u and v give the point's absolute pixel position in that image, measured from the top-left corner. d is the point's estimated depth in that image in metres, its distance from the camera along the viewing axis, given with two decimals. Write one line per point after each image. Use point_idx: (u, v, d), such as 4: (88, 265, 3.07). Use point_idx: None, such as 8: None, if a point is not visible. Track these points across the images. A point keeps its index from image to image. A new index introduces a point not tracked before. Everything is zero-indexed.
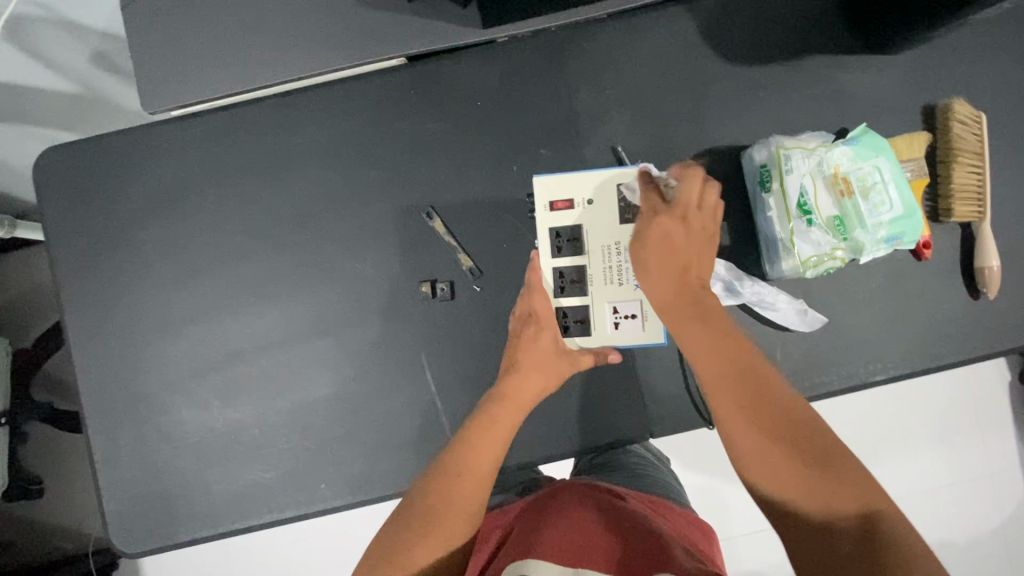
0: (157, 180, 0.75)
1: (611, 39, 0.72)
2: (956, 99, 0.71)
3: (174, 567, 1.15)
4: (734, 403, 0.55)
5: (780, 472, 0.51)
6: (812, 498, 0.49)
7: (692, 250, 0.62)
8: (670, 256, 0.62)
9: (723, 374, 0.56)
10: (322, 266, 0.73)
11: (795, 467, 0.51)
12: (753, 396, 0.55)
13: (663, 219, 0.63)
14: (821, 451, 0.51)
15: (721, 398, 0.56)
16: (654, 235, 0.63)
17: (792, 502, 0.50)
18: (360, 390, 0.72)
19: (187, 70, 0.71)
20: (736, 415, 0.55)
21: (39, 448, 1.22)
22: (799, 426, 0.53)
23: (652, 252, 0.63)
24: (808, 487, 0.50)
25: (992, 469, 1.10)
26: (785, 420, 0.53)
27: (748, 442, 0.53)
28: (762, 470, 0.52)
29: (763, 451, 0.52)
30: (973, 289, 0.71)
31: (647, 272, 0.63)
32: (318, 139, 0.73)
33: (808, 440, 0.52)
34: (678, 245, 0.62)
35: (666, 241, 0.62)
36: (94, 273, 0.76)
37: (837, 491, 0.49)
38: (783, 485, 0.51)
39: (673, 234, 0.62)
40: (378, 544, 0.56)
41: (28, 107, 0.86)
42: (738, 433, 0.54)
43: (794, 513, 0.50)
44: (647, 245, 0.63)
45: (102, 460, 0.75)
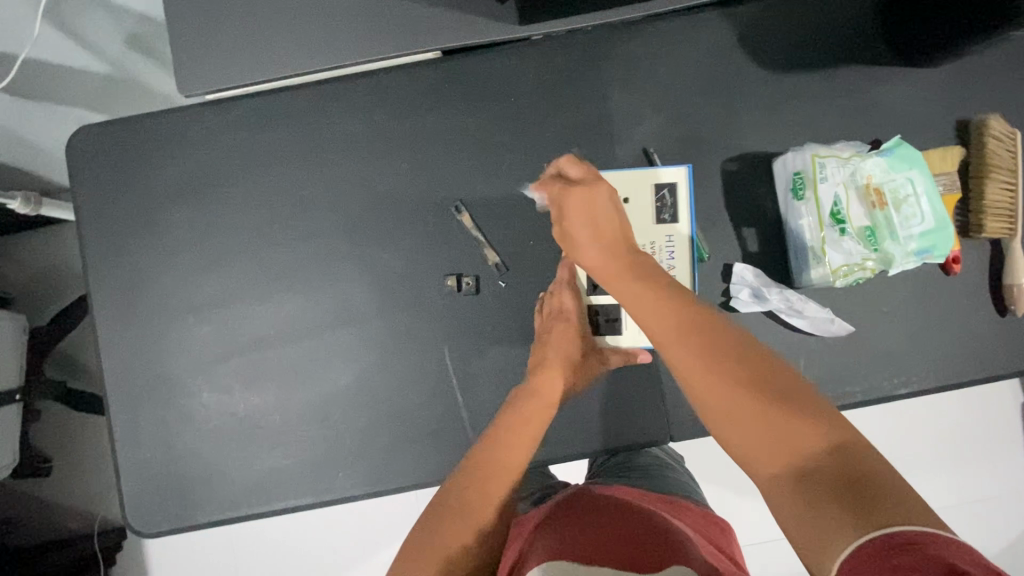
0: (187, 165, 0.75)
1: (646, 40, 0.72)
2: (992, 115, 0.70)
3: (180, 550, 1.16)
4: (696, 359, 0.55)
5: (747, 424, 0.51)
6: (774, 444, 0.49)
7: (604, 212, 0.66)
8: (594, 227, 0.65)
9: (680, 331, 0.57)
10: (349, 257, 0.74)
11: (759, 416, 0.51)
12: (712, 350, 0.55)
13: (576, 193, 0.65)
14: (785, 396, 0.51)
15: (683, 357, 0.56)
16: (574, 210, 0.66)
17: (761, 452, 0.50)
18: (382, 381, 0.72)
19: (223, 55, 0.71)
20: (696, 371, 0.55)
21: (49, 426, 1.22)
22: (761, 375, 0.53)
23: (575, 227, 0.65)
24: (773, 433, 0.50)
25: (1002, 490, 1.10)
26: (747, 371, 0.53)
27: (713, 397, 0.54)
28: (728, 425, 0.53)
29: (727, 405, 0.53)
30: (1001, 306, 0.71)
31: (579, 248, 0.66)
32: (349, 129, 0.74)
33: (769, 388, 0.52)
34: (593, 213, 0.65)
35: (581, 214, 0.65)
36: (123, 253, 0.76)
37: (800, 435, 0.48)
38: (753, 437, 0.51)
39: (590, 203, 0.65)
40: (415, 537, 0.55)
41: (61, 88, 0.87)
42: (703, 392, 0.55)
43: (763, 462, 0.50)
44: (570, 222, 0.66)
45: (121, 439, 0.75)
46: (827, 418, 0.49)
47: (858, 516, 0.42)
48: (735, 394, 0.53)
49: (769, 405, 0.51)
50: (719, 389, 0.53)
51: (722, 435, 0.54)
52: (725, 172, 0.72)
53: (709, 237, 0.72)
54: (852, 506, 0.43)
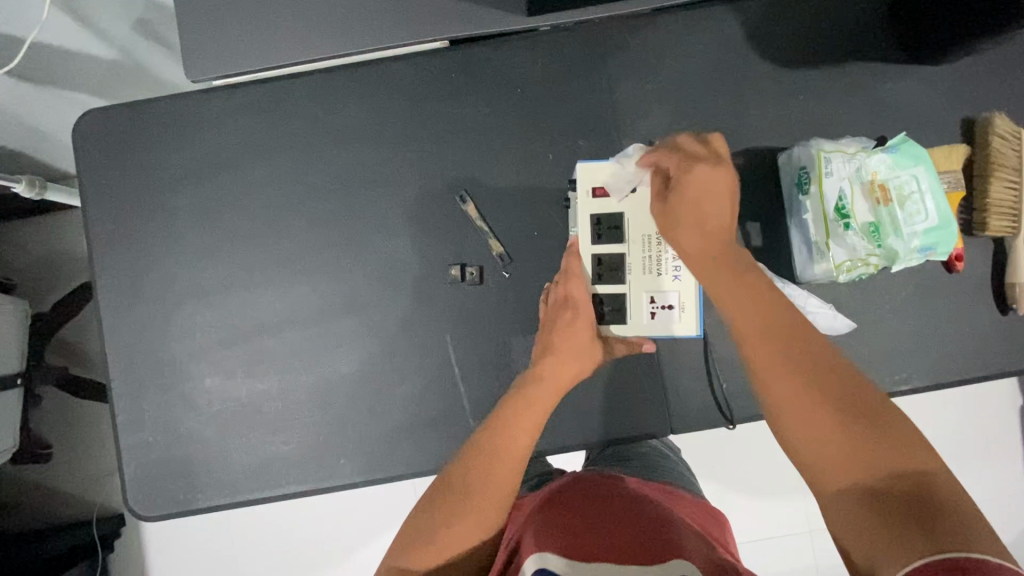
0: (193, 150, 0.75)
1: (655, 34, 0.72)
2: (997, 114, 0.70)
3: (179, 536, 1.16)
4: (778, 354, 0.51)
5: (821, 429, 0.47)
6: (851, 457, 0.45)
7: (717, 190, 0.61)
8: (703, 211, 0.61)
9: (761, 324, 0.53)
10: (354, 245, 0.74)
11: (836, 424, 0.46)
12: (796, 348, 0.51)
13: (701, 171, 0.61)
14: (866, 409, 0.47)
15: (763, 350, 0.52)
16: (690, 190, 0.61)
17: (830, 461, 0.46)
18: (385, 369, 0.73)
19: (230, 40, 0.71)
20: (776, 365, 0.50)
21: (50, 412, 1.22)
22: (843, 382, 0.48)
23: (682, 203, 0.61)
24: (847, 444, 0.45)
25: (999, 492, 1.10)
26: (830, 374, 0.49)
27: (788, 395, 0.49)
28: (799, 425, 0.48)
29: (803, 407, 0.48)
30: (1002, 304, 0.71)
31: (685, 229, 0.61)
32: (356, 117, 0.74)
33: (854, 399, 0.47)
34: (703, 189, 0.61)
35: (688, 189, 0.61)
36: (128, 237, 0.76)
37: (882, 450, 0.45)
38: (825, 445, 0.46)
39: (711, 185, 0.61)
40: (415, 519, 0.56)
41: (67, 73, 0.87)
42: (777, 389, 0.49)
43: (829, 471, 0.46)
44: (681, 200, 0.61)
45: (123, 423, 0.75)
46: (911, 440, 0.45)
47: (932, 543, 0.39)
48: (813, 397, 0.48)
49: (848, 413, 0.47)
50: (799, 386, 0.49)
51: (784, 436, 0.49)
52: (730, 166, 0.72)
53: None
54: (926, 532, 0.40)
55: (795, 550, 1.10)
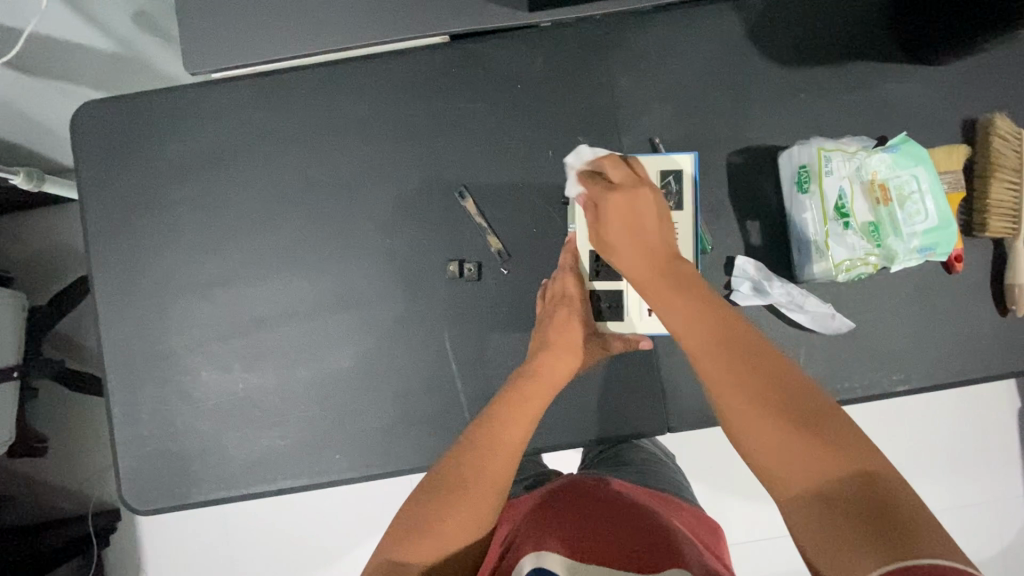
0: (193, 143, 0.75)
1: (656, 30, 0.72)
2: (998, 115, 0.70)
3: (175, 531, 1.16)
4: (724, 365, 0.51)
5: (771, 441, 0.46)
6: (800, 464, 0.45)
7: (644, 213, 0.61)
8: (632, 235, 0.61)
9: (707, 337, 0.53)
10: (352, 241, 0.74)
11: (784, 434, 0.46)
12: (739, 357, 0.51)
13: (615, 199, 0.61)
14: (811, 414, 0.47)
15: (710, 364, 0.52)
16: (613, 218, 0.61)
17: (785, 472, 0.45)
18: (381, 365, 0.72)
19: (230, 32, 0.70)
20: (722, 377, 0.51)
21: (46, 405, 1.22)
22: (790, 391, 0.48)
23: (615, 232, 0.62)
24: (797, 454, 0.45)
25: (995, 495, 1.10)
26: (775, 383, 0.49)
27: (738, 408, 0.49)
28: (751, 435, 0.48)
29: (752, 420, 0.48)
30: (1001, 306, 0.71)
31: (621, 256, 0.61)
32: (355, 111, 0.73)
33: (800, 404, 0.47)
34: (631, 216, 0.61)
35: (619, 217, 0.61)
36: (125, 230, 0.76)
37: (831, 456, 0.44)
38: (776, 454, 0.46)
39: (631, 210, 0.61)
40: (410, 510, 0.56)
41: (66, 65, 0.86)
42: (727, 402, 0.50)
43: (784, 479, 0.46)
44: (610, 228, 0.62)
45: (119, 416, 0.75)
46: (860, 443, 0.44)
47: (885, 552, 0.38)
48: (761, 409, 0.48)
49: (795, 421, 0.46)
50: (744, 397, 0.49)
51: (741, 447, 0.49)
52: (730, 165, 0.72)
53: (712, 229, 0.72)
54: (878, 540, 0.39)
55: (791, 551, 1.10)
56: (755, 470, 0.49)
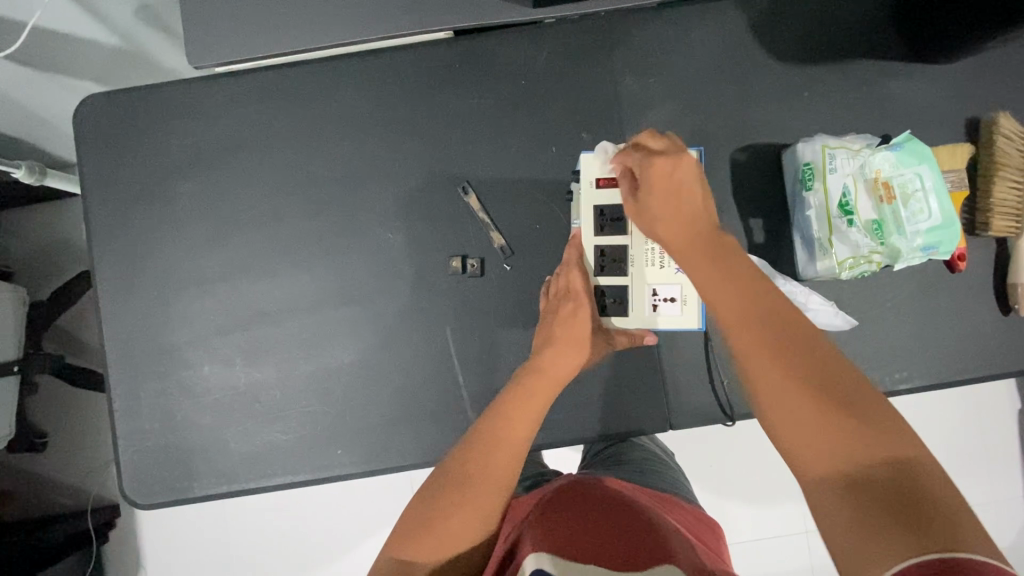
0: (196, 137, 0.75)
1: (660, 27, 0.72)
2: (1001, 114, 0.70)
3: (174, 527, 1.16)
4: (760, 342, 0.50)
5: (803, 420, 0.46)
6: (832, 447, 0.44)
7: (688, 183, 0.61)
8: (675, 200, 0.61)
9: (741, 314, 0.52)
10: (354, 236, 0.73)
11: (818, 413, 0.46)
12: (775, 336, 0.50)
13: (661, 164, 0.61)
14: (846, 398, 0.46)
15: (745, 341, 0.51)
16: (657, 181, 0.61)
17: (814, 451, 0.45)
18: (383, 360, 0.72)
19: (234, 26, 0.70)
20: (756, 354, 0.50)
21: (46, 400, 1.22)
22: (825, 370, 0.47)
23: (655, 200, 0.61)
24: (829, 434, 0.45)
25: (994, 495, 1.10)
26: (811, 361, 0.48)
27: (770, 384, 0.48)
28: (781, 414, 0.47)
29: (784, 397, 0.47)
30: (1004, 305, 0.71)
31: (660, 222, 0.61)
32: (359, 106, 0.73)
33: (835, 387, 0.47)
34: (674, 185, 0.61)
35: (661, 185, 0.61)
36: (127, 223, 0.76)
37: (864, 441, 0.44)
38: (807, 435, 0.46)
39: (676, 175, 0.61)
40: (414, 508, 0.56)
41: (68, 58, 0.86)
42: (759, 376, 0.49)
43: (811, 460, 0.45)
44: (652, 192, 0.61)
45: (120, 410, 0.75)
46: (895, 430, 0.44)
47: (917, 541, 0.38)
48: (794, 386, 0.47)
49: (829, 402, 0.46)
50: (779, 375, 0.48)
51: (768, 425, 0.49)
52: (733, 162, 0.72)
53: (716, 226, 0.72)
54: (910, 528, 0.39)
55: (790, 551, 1.10)
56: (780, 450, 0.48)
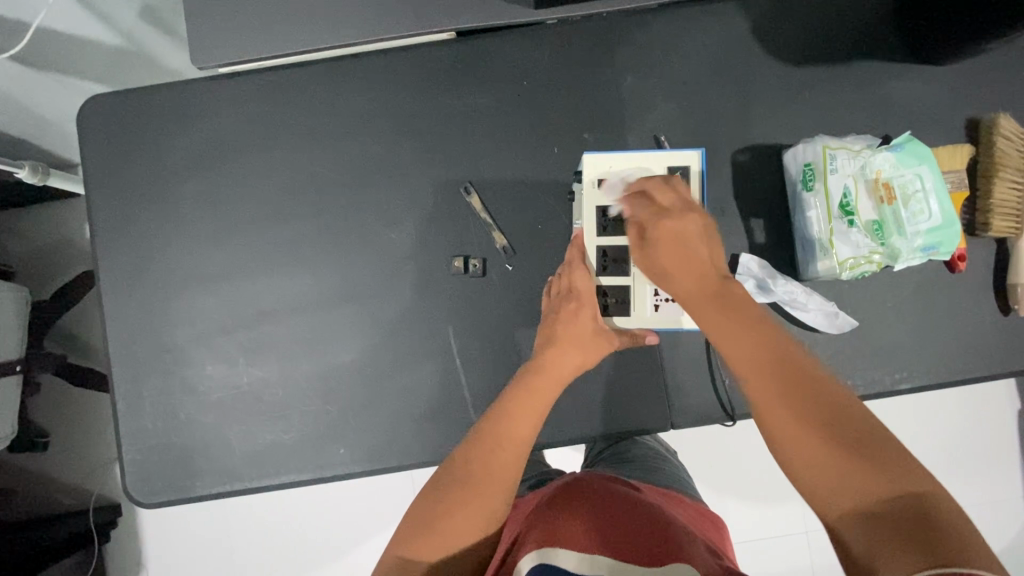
0: (199, 137, 0.75)
1: (662, 28, 0.72)
2: (1002, 115, 0.70)
3: (176, 527, 1.16)
4: (768, 383, 0.52)
5: (818, 458, 0.47)
6: (848, 482, 0.46)
7: (693, 236, 0.62)
8: (685, 254, 0.61)
9: (749, 353, 0.54)
10: (357, 236, 0.74)
11: (831, 452, 0.47)
12: (781, 374, 0.52)
13: (668, 222, 0.62)
14: (858, 433, 0.47)
15: (755, 382, 0.53)
16: (666, 238, 0.62)
17: (827, 485, 0.47)
18: (385, 359, 0.73)
19: (237, 26, 0.70)
20: (768, 396, 0.51)
21: (48, 400, 1.22)
22: (834, 410, 0.49)
23: (663, 253, 0.62)
24: (842, 470, 0.46)
25: (994, 495, 1.10)
26: (820, 402, 0.50)
27: (780, 421, 0.50)
28: (796, 454, 0.49)
29: (798, 437, 0.49)
30: (1003, 305, 0.72)
31: (667, 273, 0.61)
32: (362, 107, 0.74)
33: (846, 422, 0.48)
34: (679, 239, 0.61)
35: (668, 240, 0.62)
36: (130, 224, 0.76)
37: (879, 475, 0.45)
38: (823, 472, 0.47)
39: (683, 233, 0.62)
40: (418, 510, 0.56)
41: (72, 59, 0.87)
42: (771, 416, 0.50)
43: (830, 497, 0.46)
44: (659, 247, 0.62)
45: (123, 409, 0.75)
46: (907, 462, 0.45)
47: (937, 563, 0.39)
48: (807, 427, 0.49)
49: (840, 440, 0.47)
50: (790, 415, 0.50)
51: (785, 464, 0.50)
52: (734, 163, 0.72)
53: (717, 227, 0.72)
54: (926, 554, 0.40)
55: (791, 550, 1.10)
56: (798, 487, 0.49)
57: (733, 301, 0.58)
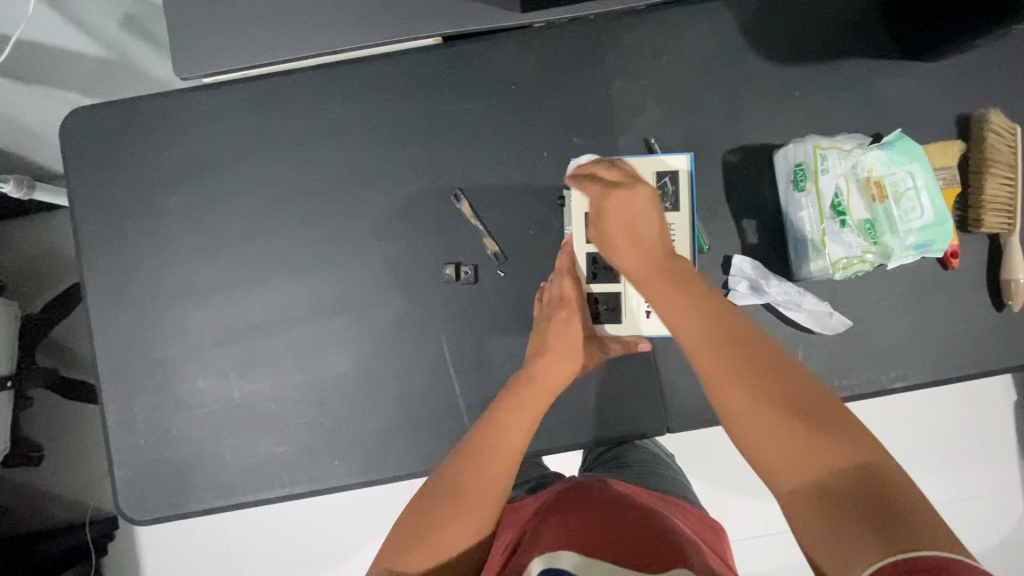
0: (185, 148, 0.74)
1: (650, 30, 0.71)
2: (992, 109, 0.70)
3: (173, 539, 1.15)
4: (721, 363, 0.53)
5: (770, 434, 0.48)
6: (800, 458, 0.47)
7: (643, 211, 0.62)
8: (632, 234, 0.62)
9: (704, 333, 0.55)
10: (346, 245, 0.73)
11: (783, 427, 0.48)
12: (735, 353, 0.53)
13: (615, 197, 0.62)
14: (808, 409, 0.48)
15: (710, 362, 0.53)
16: (612, 217, 0.62)
17: (782, 462, 0.47)
18: (378, 369, 0.72)
19: (219, 35, 0.69)
20: (721, 375, 0.52)
21: (42, 414, 1.21)
22: (785, 386, 0.50)
23: (614, 232, 0.63)
24: (794, 446, 0.47)
25: (994, 488, 1.10)
26: (771, 377, 0.51)
27: (733, 400, 0.51)
28: (749, 432, 0.50)
29: (750, 416, 0.50)
30: (997, 301, 0.71)
31: (619, 251, 0.63)
32: (349, 114, 0.73)
33: (798, 399, 0.49)
34: (630, 213, 0.62)
35: (617, 215, 0.62)
36: (117, 238, 0.75)
37: (829, 450, 0.46)
38: (776, 449, 0.48)
39: (629, 210, 0.62)
40: (409, 520, 0.56)
41: (54, 71, 0.85)
42: (725, 395, 0.52)
43: (784, 475, 0.47)
44: (609, 227, 0.63)
45: (114, 425, 0.74)
46: (858, 437, 0.46)
47: (887, 542, 0.40)
48: (761, 407, 0.49)
49: (794, 416, 0.48)
50: (741, 393, 0.51)
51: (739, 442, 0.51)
52: (725, 164, 0.71)
53: (709, 228, 0.71)
54: (878, 530, 0.41)
55: (792, 547, 1.10)
56: (753, 465, 0.50)
57: (689, 280, 0.59)
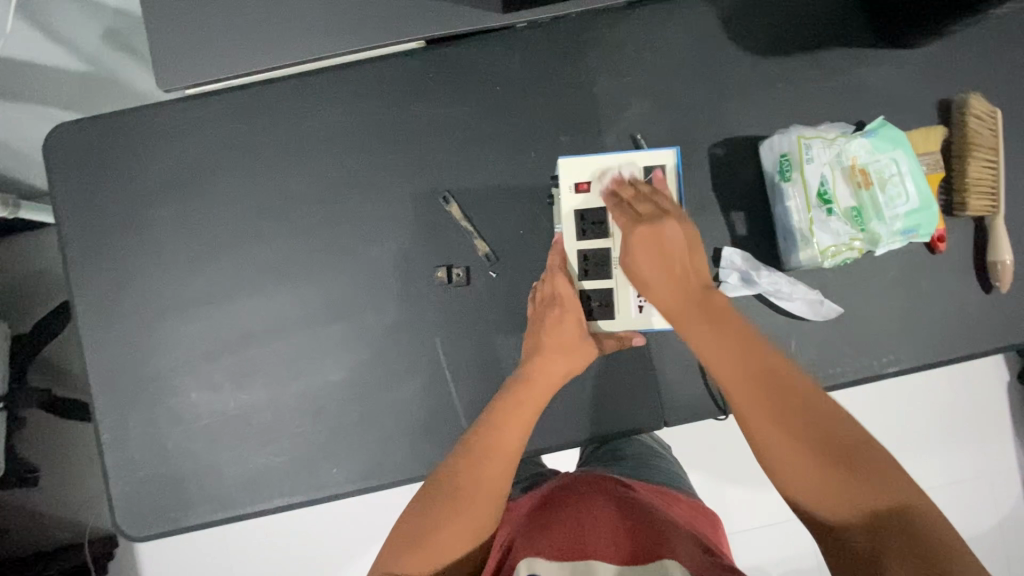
0: (171, 160, 0.74)
1: (632, 26, 0.72)
2: (972, 94, 0.71)
3: (174, 554, 1.14)
4: (756, 401, 0.52)
5: (806, 476, 0.49)
6: (836, 498, 0.47)
7: (674, 244, 0.61)
8: (665, 264, 0.61)
9: (734, 370, 0.54)
10: (337, 252, 0.73)
11: (820, 469, 0.48)
12: (768, 390, 0.53)
13: (645, 230, 0.61)
14: (842, 448, 0.49)
15: (744, 400, 0.53)
16: (642, 251, 0.61)
17: (818, 500, 0.48)
18: (374, 375, 0.72)
19: (200, 44, 0.69)
20: (756, 414, 0.52)
21: (36, 434, 1.20)
22: (817, 426, 0.50)
23: (643, 263, 0.61)
24: (831, 487, 0.48)
25: (990, 467, 1.11)
26: (803, 417, 0.51)
27: (769, 440, 0.51)
28: (786, 471, 0.50)
29: (787, 456, 0.50)
30: (985, 283, 0.72)
31: (647, 281, 0.62)
32: (334, 121, 0.73)
33: (832, 440, 0.49)
34: (660, 244, 0.61)
35: (647, 246, 0.61)
36: (105, 253, 0.75)
37: (866, 491, 0.47)
38: (812, 489, 0.49)
39: (660, 242, 0.61)
40: (406, 525, 0.56)
41: (35, 88, 0.84)
42: (761, 435, 0.51)
43: (820, 513, 0.48)
44: (637, 259, 0.62)
45: (109, 441, 0.74)
46: (891, 475, 0.47)
47: None
48: (797, 448, 0.50)
49: (829, 458, 0.48)
50: (778, 433, 0.51)
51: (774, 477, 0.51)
52: (711, 157, 0.72)
53: (698, 221, 0.72)
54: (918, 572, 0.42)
55: (794, 534, 1.11)
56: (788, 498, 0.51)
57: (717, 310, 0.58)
